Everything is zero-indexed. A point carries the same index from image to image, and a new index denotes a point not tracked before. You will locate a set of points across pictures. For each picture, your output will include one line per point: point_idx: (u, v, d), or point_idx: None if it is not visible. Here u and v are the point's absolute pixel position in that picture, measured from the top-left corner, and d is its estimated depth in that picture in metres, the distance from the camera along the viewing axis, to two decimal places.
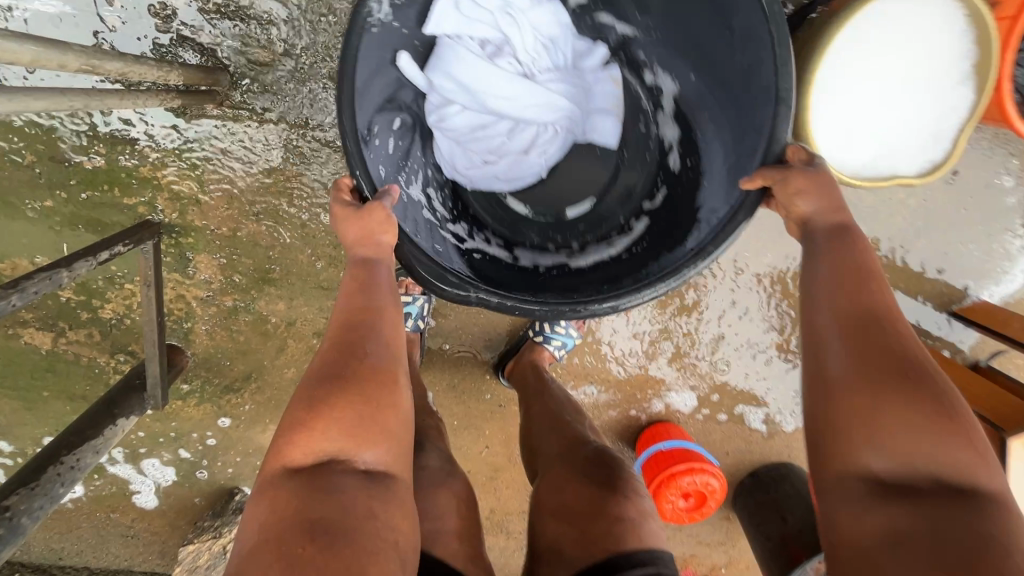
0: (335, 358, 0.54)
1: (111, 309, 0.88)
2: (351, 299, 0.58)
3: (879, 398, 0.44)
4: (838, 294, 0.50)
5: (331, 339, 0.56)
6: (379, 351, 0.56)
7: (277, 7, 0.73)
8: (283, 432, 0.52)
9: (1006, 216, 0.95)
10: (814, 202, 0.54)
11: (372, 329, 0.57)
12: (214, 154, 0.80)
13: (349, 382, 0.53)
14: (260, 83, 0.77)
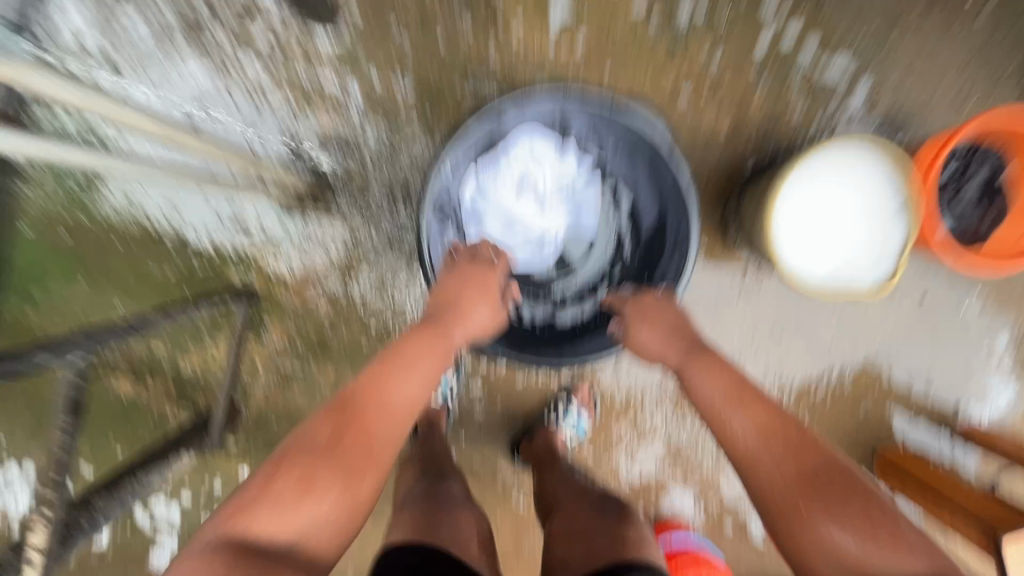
0: (343, 433, 0.60)
1: (189, 363, 1.04)
2: (370, 382, 0.66)
3: (796, 516, 0.56)
4: (737, 427, 0.65)
5: (345, 419, 0.62)
6: (386, 434, 0.63)
7: (374, 139, 0.96)
8: (271, 476, 0.56)
9: (980, 340, 1.06)
10: (648, 334, 0.82)
11: (383, 425, 0.64)
12: (303, 240, 1.00)
13: (350, 457, 0.59)
14: (350, 192, 0.98)
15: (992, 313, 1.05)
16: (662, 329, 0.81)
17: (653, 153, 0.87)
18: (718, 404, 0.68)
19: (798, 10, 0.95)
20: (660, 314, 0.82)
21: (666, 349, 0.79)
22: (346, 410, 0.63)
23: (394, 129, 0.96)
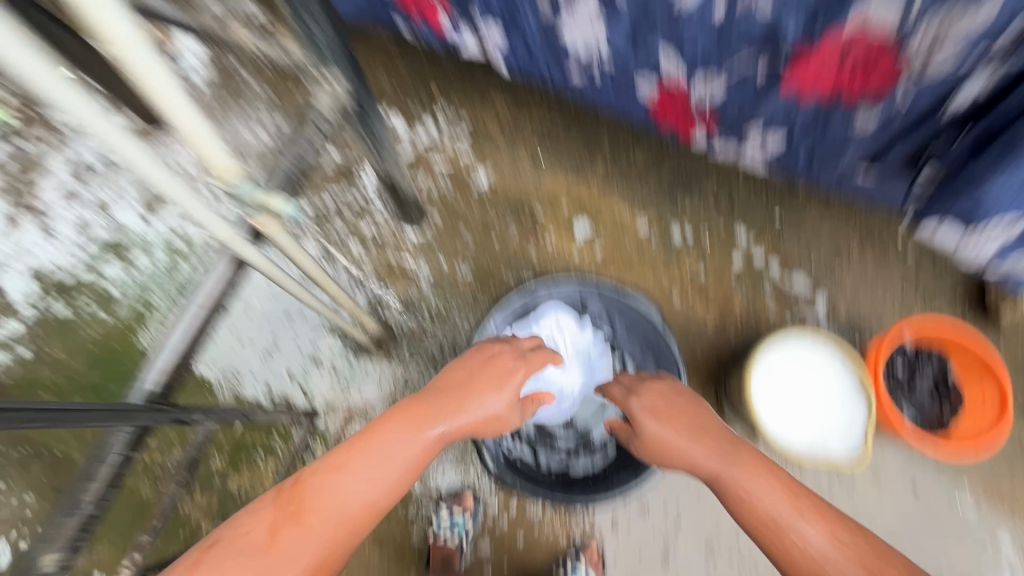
0: (273, 530, 0.66)
1: (236, 481, 1.16)
2: (316, 481, 0.70)
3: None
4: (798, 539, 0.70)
5: (282, 515, 0.67)
6: (319, 530, 0.67)
7: (433, 306, 1.24)
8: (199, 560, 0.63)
9: (975, 535, 1.10)
10: (663, 426, 0.85)
11: (325, 523, 0.68)
12: (361, 381, 1.21)
13: (274, 552, 0.64)
14: (408, 345, 1.22)
15: (983, 509, 1.10)
16: (693, 432, 0.83)
17: (652, 331, 1.11)
18: (779, 512, 0.73)
19: (763, 242, 1.26)
20: (684, 416, 0.86)
21: (695, 451, 0.82)
22: (283, 508, 0.68)
23: (449, 300, 1.24)
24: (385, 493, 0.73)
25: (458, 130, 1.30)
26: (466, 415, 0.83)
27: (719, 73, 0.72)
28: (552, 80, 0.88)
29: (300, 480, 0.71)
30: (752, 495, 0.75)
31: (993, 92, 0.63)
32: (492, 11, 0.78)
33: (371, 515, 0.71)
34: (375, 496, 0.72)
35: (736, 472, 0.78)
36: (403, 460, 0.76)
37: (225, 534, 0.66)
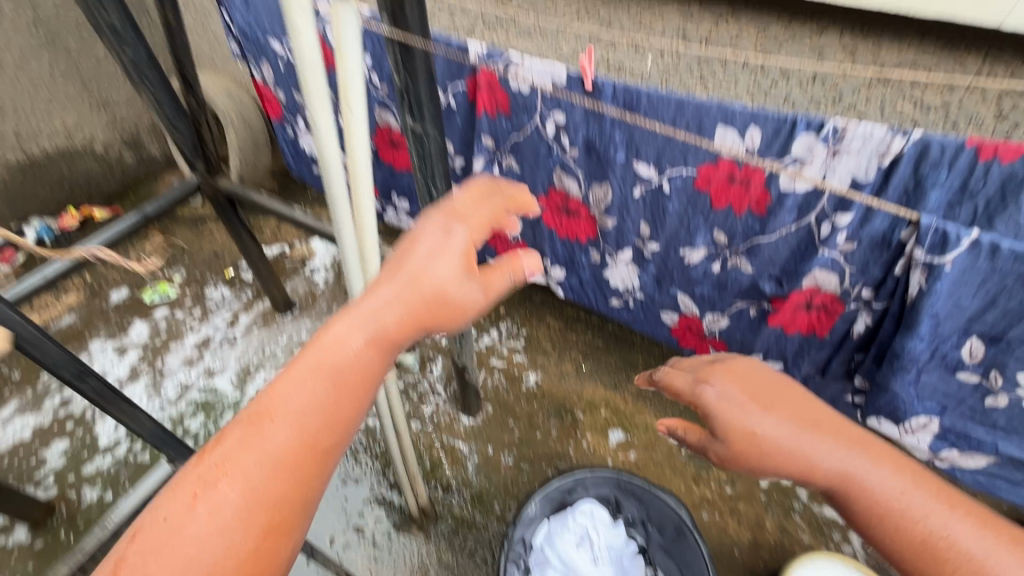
0: (153, 549, 0.39)
1: None
2: (200, 469, 0.43)
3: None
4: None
5: (168, 521, 0.40)
6: (233, 511, 0.41)
7: (474, 491, 1.32)
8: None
9: None
10: (717, 390, 0.56)
11: (247, 471, 0.43)
12: (394, 559, 1.23)
13: (178, 534, 0.40)
14: (445, 527, 1.27)
15: None
16: (797, 424, 0.52)
17: (687, 546, 1.11)
18: (930, 523, 0.47)
19: None
20: (735, 379, 0.56)
21: (779, 427, 0.52)
22: (160, 518, 0.41)
23: (490, 487, 1.33)
24: (316, 427, 0.45)
25: (516, 341, 1.60)
26: (397, 296, 0.50)
27: (722, 313, 0.98)
28: (598, 308, 1.17)
29: (173, 482, 0.42)
30: (902, 527, 0.47)
31: (873, 326, 0.83)
32: (559, 259, 1.13)
33: (309, 455, 0.45)
34: (299, 435, 0.45)
35: (867, 475, 0.50)
36: (321, 391, 0.46)
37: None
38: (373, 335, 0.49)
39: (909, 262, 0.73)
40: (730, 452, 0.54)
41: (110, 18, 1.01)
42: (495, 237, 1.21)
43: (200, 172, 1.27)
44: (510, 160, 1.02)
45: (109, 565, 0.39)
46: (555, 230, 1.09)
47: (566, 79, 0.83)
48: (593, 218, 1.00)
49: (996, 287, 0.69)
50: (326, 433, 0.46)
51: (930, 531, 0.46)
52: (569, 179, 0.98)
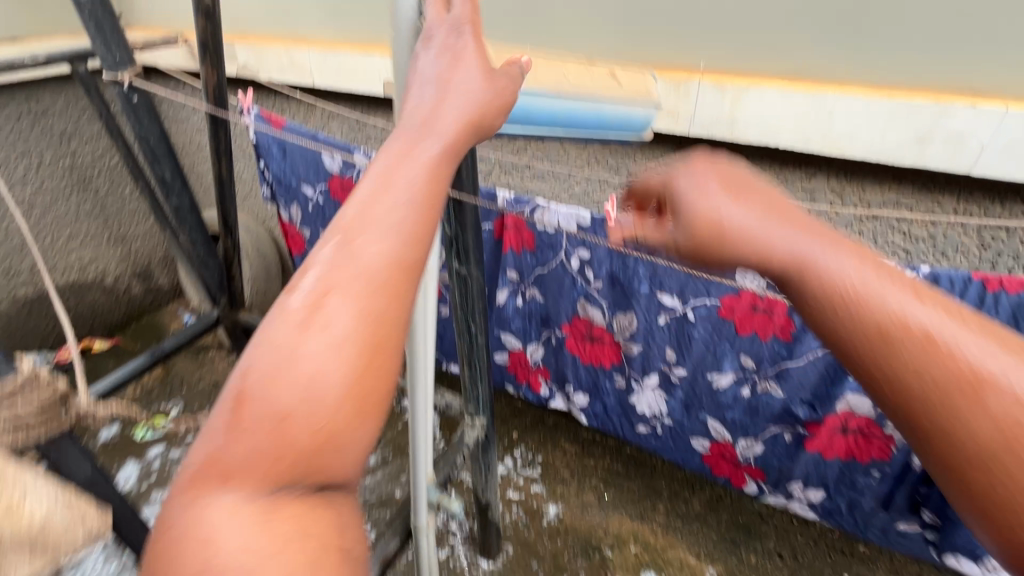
0: (279, 370, 0.35)
1: None
2: (297, 297, 0.38)
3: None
4: (996, 401, 0.33)
5: (288, 342, 0.36)
6: (348, 329, 0.37)
7: None
8: (200, 483, 0.34)
9: None
10: (692, 183, 0.46)
11: (347, 284, 0.38)
12: None
13: (296, 361, 0.35)
14: None
15: None
16: (764, 213, 0.43)
17: None
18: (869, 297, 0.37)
19: None
20: (709, 174, 0.46)
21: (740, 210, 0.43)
22: (274, 342, 0.36)
23: None
24: (400, 239, 0.40)
25: (532, 470, 1.54)
26: (437, 116, 0.47)
27: (756, 438, 0.97)
28: (623, 433, 1.15)
29: (280, 312, 0.38)
30: (875, 322, 0.37)
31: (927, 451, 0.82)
32: (582, 384, 1.14)
33: (401, 273, 0.40)
34: (388, 248, 0.39)
35: (830, 261, 0.39)
36: (399, 201, 0.41)
37: (217, 430, 0.36)
38: (418, 146, 0.45)
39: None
40: (691, 243, 0.45)
41: (162, 171, 1.10)
42: (515, 363, 1.22)
43: (222, 306, 1.30)
44: (534, 290, 1.07)
45: (227, 400, 0.36)
46: (578, 357, 1.10)
47: (590, 220, 0.90)
48: (617, 344, 1.03)
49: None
50: (409, 244, 0.41)
51: (909, 326, 0.36)
52: (593, 309, 1.02)
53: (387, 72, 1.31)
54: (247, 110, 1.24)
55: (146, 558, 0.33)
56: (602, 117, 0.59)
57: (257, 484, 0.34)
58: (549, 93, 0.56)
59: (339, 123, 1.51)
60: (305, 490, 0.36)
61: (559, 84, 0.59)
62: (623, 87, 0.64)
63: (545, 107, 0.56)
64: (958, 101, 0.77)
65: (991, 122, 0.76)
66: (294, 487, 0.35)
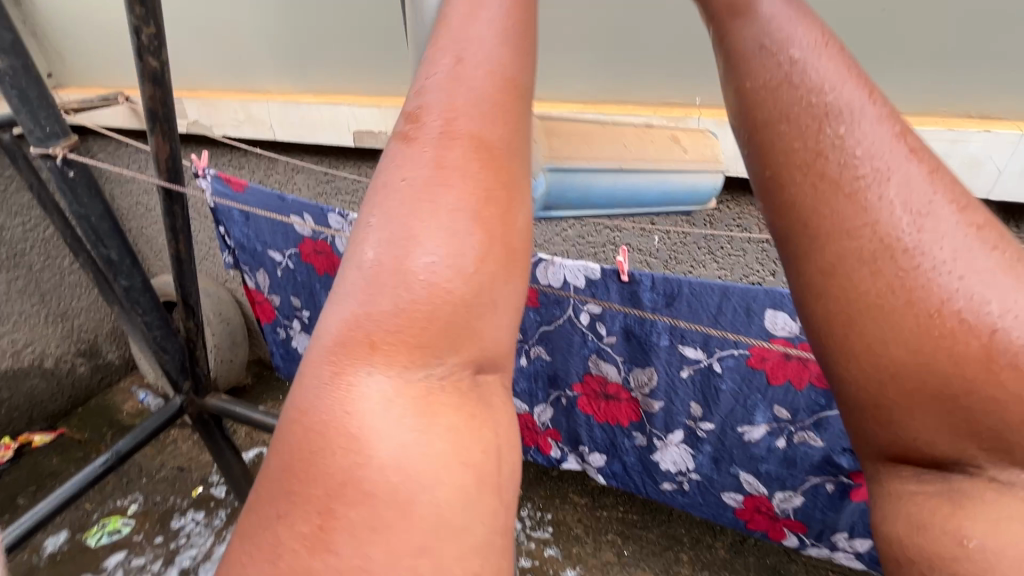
0: (413, 210, 0.28)
1: None
2: (417, 122, 0.30)
3: (924, 405, 0.27)
4: (841, 188, 0.29)
5: (419, 180, 0.29)
6: (478, 156, 0.29)
7: None
8: (343, 354, 0.27)
9: None
10: None
11: (463, 96, 0.30)
12: None
13: (438, 182, 0.28)
14: None
15: None
16: None
17: None
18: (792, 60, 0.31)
19: None
20: None
21: None
22: (399, 180, 0.29)
23: None
24: (509, 52, 0.32)
25: (544, 532, 1.42)
26: None
27: (795, 489, 0.90)
28: (647, 493, 1.05)
29: (403, 139, 0.30)
30: (803, 117, 0.30)
31: None
32: (598, 444, 1.05)
33: (512, 75, 0.31)
34: (498, 64, 0.31)
35: None
36: (494, 12, 0.32)
37: (353, 291, 0.28)
38: None
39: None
40: None
41: (108, 252, 0.96)
42: (521, 426, 1.12)
43: (186, 391, 1.15)
44: (539, 349, 0.99)
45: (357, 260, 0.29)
46: (592, 416, 1.02)
47: (600, 272, 0.84)
48: (635, 401, 0.95)
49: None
50: (522, 62, 0.32)
51: (825, 119, 0.30)
52: (607, 365, 0.94)
53: (355, 122, 1.21)
54: (203, 172, 1.13)
55: (285, 449, 0.27)
56: (666, 189, 0.53)
57: (406, 359, 0.27)
58: (610, 169, 0.48)
59: (305, 176, 1.41)
60: (459, 368, 0.28)
61: (619, 151, 0.49)
62: (687, 153, 0.54)
63: (606, 183, 0.49)
64: (972, 126, 0.75)
65: (1008, 146, 0.74)
66: (445, 365, 0.28)
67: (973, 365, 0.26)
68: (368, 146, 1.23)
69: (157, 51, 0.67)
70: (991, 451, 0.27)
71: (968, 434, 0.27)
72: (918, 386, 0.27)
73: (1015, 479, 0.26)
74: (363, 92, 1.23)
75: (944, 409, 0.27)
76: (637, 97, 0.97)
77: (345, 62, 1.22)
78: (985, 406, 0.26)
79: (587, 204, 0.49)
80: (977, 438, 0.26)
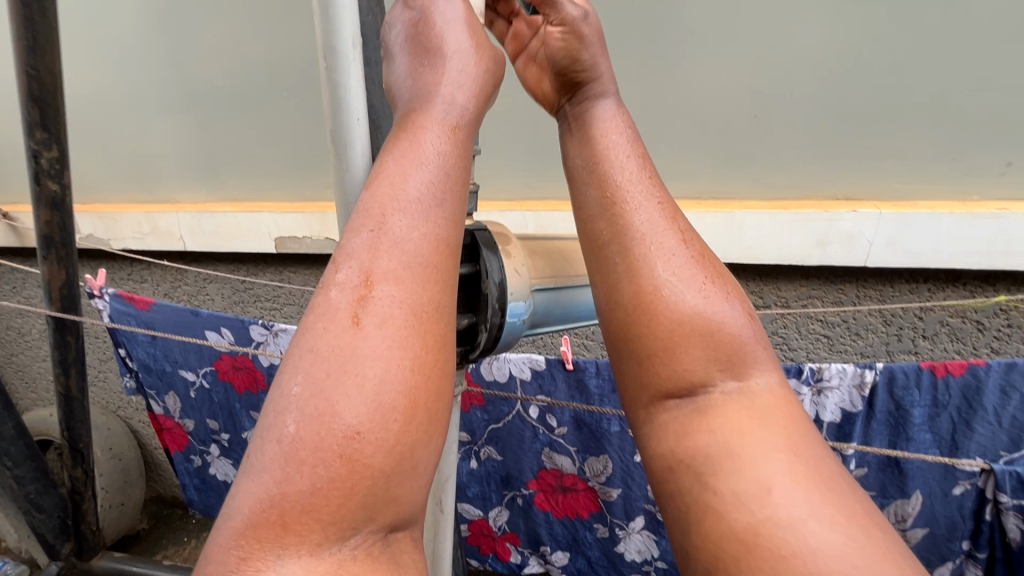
0: (333, 379, 0.29)
1: None
2: (341, 285, 0.32)
3: (694, 340, 0.39)
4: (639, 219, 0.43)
5: (346, 344, 0.30)
6: (406, 321, 0.31)
7: None
8: (252, 537, 0.27)
9: None
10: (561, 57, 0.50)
11: (388, 259, 0.32)
12: None
13: (359, 348, 0.30)
14: None
15: None
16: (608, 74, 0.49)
17: None
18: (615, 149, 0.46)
19: None
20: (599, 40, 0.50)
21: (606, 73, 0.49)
22: (323, 347, 0.30)
23: None
24: (444, 215, 0.35)
25: None
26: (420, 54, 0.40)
27: None
28: None
29: (328, 295, 0.32)
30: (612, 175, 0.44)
31: None
32: (560, 542, 0.99)
33: (439, 242, 0.34)
34: (430, 227, 0.34)
35: (606, 111, 0.48)
36: (431, 174, 0.35)
37: (266, 466, 0.28)
38: (436, 90, 0.38)
39: (977, 490, 0.71)
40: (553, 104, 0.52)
41: None
42: (477, 534, 1.04)
43: (65, 556, 0.94)
44: (490, 449, 0.95)
45: (275, 435, 0.28)
46: (551, 513, 0.97)
47: (545, 363, 0.84)
48: (593, 491, 0.92)
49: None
50: (454, 224, 0.35)
51: (626, 176, 0.44)
52: (561, 457, 0.91)
53: (275, 229, 1.18)
54: (99, 292, 1.03)
55: None
56: None
57: (319, 537, 0.27)
58: None
59: (218, 286, 1.32)
60: (374, 534, 0.29)
61: None
62: None
63: (587, 298, 0.50)
64: (842, 208, 0.93)
65: (871, 222, 0.91)
66: (360, 535, 0.28)
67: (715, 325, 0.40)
68: (290, 251, 1.19)
69: (57, 174, 0.62)
70: (725, 371, 0.40)
71: (717, 370, 0.39)
72: (685, 337, 0.40)
73: (731, 387, 0.39)
74: (283, 199, 1.21)
75: (700, 343, 0.40)
76: (557, 193, 1.05)
77: (263, 170, 1.20)
78: (724, 336, 0.40)
79: (570, 318, 0.49)
80: (719, 364, 0.39)
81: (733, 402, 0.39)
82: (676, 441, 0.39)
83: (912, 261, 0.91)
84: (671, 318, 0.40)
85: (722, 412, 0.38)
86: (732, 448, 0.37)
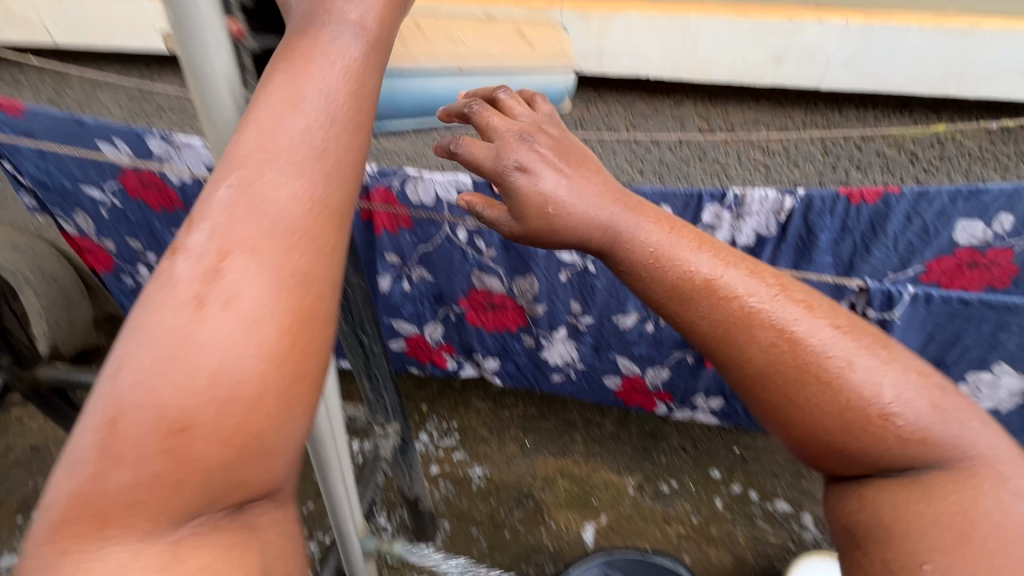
0: (164, 365, 0.25)
1: None
2: (189, 252, 0.26)
3: (855, 440, 0.37)
4: (740, 330, 0.40)
5: (184, 324, 0.25)
6: (264, 300, 0.26)
7: None
8: (60, 533, 0.23)
9: None
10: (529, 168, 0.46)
11: (250, 232, 0.27)
12: None
13: (209, 344, 0.25)
14: None
15: None
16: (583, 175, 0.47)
17: None
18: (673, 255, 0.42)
19: (738, 478, 1.29)
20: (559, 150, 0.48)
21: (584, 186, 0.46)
22: (157, 327, 0.25)
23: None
24: (327, 169, 0.29)
25: (450, 440, 1.38)
26: None
27: (663, 365, 1.01)
28: (540, 386, 1.13)
29: (171, 266, 0.26)
30: (691, 282, 0.41)
31: None
32: (490, 350, 1.08)
33: (320, 211, 0.29)
34: (305, 187, 0.28)
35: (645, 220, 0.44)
36: (312, 117, 0.30)
37: (81, 451, 0.24)
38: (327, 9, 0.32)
39: None
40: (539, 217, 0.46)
41: None
42: (415, 347, 1.12)
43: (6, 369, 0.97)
44: (421, 271, 0.97)
45: (98, 419, 0.24)
46: (482, 327, 1.04)
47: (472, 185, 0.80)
48: (521, 307, 0.98)
49: (934, 325, 0.77)
50: (335, 182, 0.29)
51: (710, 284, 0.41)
52: (490, 278, 0.94)
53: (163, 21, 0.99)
54: None
55: None
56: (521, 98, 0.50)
57: (145, 528, 0.24)
58: None
59: (112, 93, 1.15)
60: (226, 513, 0.27)
61: None
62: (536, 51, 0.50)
63: None
64: (808, 17, 0.84)
65: (834, 36, 0.84)
66: (206, 517, 0.26)
67: (857, 412, 0.37)
68: None
69: None
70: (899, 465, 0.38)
71: (893, 460, 0.37)
72: (841, 442, 0.38)
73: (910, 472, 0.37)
74: None
75: (856, 440, 0.37)
76: None
77: None
78: (874, 429, 0.37)
79: None
80: (893, 455, 0.37)
81: (912, 489, 0.37)
82: (846, 519, 0.39)
83: (866, 82, 0.89)
84: (813, 426, 0.38)
85: (900, 501, 0.36)
86: (919, 535, 0.35)
